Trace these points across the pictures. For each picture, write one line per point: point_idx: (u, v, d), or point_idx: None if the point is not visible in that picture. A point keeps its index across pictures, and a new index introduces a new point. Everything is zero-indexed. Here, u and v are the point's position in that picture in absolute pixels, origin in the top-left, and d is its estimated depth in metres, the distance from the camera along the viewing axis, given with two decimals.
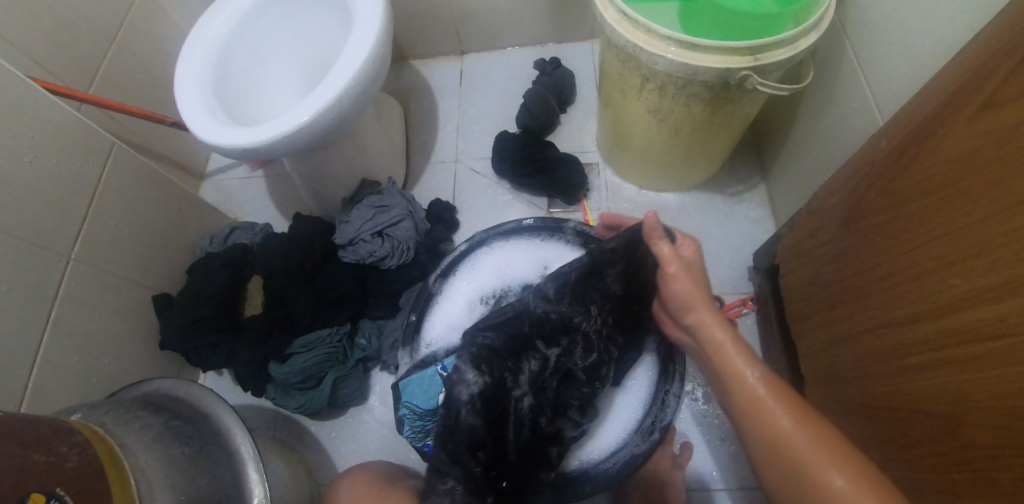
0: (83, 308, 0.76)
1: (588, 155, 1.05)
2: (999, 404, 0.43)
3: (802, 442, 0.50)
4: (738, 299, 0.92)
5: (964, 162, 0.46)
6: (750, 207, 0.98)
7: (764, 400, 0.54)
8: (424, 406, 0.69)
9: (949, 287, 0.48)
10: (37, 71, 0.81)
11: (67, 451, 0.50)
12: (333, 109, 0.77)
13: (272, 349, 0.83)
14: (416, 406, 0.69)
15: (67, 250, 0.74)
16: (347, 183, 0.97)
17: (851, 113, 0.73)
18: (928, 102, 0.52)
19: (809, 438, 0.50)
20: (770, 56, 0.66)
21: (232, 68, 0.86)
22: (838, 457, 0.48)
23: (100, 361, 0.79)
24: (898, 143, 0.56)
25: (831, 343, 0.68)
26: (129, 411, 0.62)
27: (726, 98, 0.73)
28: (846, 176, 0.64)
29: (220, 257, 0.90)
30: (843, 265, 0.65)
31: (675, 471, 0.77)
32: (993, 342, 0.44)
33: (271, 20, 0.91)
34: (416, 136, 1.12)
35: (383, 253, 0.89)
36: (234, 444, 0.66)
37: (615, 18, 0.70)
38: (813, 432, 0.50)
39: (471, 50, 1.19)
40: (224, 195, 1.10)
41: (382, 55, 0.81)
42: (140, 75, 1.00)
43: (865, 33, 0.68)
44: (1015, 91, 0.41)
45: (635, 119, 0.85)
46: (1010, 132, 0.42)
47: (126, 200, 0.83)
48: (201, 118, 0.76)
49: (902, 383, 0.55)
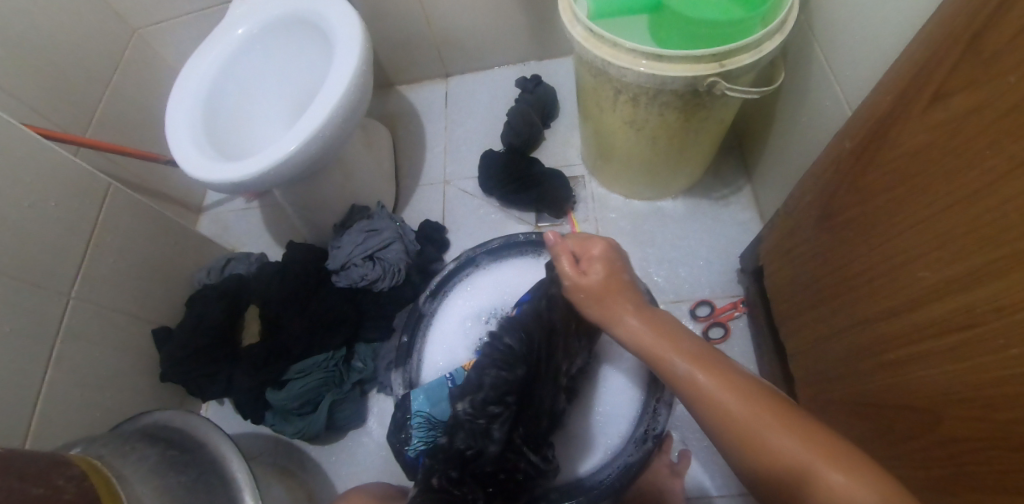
0: (85, 345, 0.79)
1: (574, 169, 1.06)
2: (975, 394, 0.43)
3: (798, 450, 0.44)
4: (729, 302, 0.92)
5: (922, 154, 0.47)
6: (736, 209, 0.99)
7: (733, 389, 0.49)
8: (439, 413, 0.72)
9: (917, 279, 0.49)
10: (37, 119, 0.85)
11: (63, 484, 0.51)
12: (317, 138, 0.79)
13: (268, 376, 0.84)
14: (430, 414, 0.71)
15: (67, 289, 0.77)
16: (337, 210, 0.99)
17: (823, 112, 0.73)
18: (884, 97, 0.52)
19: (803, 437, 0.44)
20: (736, 61, 0.67)
21: (221, 106, 0.90)
22: (797, 432, 0.45)
23: (102, 395, 0.81)
24: (860, 139, 0.56)
25: (816, 341, 0.68)
26: (126, 443, 0.63)
27: (698, 105, 0.75)
28: (817, 175, 0.65)
29: (217, 288, 0.92)
30: (821, 264, 0.65)
31: (674, 479, 0.77)
32: (961, 331, 0.44)
33: (258, 57, 0.95)
34: (404, 160, 1.14)
35: (374, 276, 0.91)
36: (229, 471, 0.67)
37: (583, 35, 0.72)
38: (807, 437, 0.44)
39: (455, 72, 1.22)
40: (221, 228, 1.13)
41: (362, 83, 0.83)
42: (136, 117, 1.04)
43: (828, 33, 0.70)
44: (961, 82, 0.42)
45: (614, 131, 0.86)
46: (963, 122, 0.42)
47: (123, 238, 0.86)
48: (191, 155, 0.79)
49: (882, 378, 0.55)
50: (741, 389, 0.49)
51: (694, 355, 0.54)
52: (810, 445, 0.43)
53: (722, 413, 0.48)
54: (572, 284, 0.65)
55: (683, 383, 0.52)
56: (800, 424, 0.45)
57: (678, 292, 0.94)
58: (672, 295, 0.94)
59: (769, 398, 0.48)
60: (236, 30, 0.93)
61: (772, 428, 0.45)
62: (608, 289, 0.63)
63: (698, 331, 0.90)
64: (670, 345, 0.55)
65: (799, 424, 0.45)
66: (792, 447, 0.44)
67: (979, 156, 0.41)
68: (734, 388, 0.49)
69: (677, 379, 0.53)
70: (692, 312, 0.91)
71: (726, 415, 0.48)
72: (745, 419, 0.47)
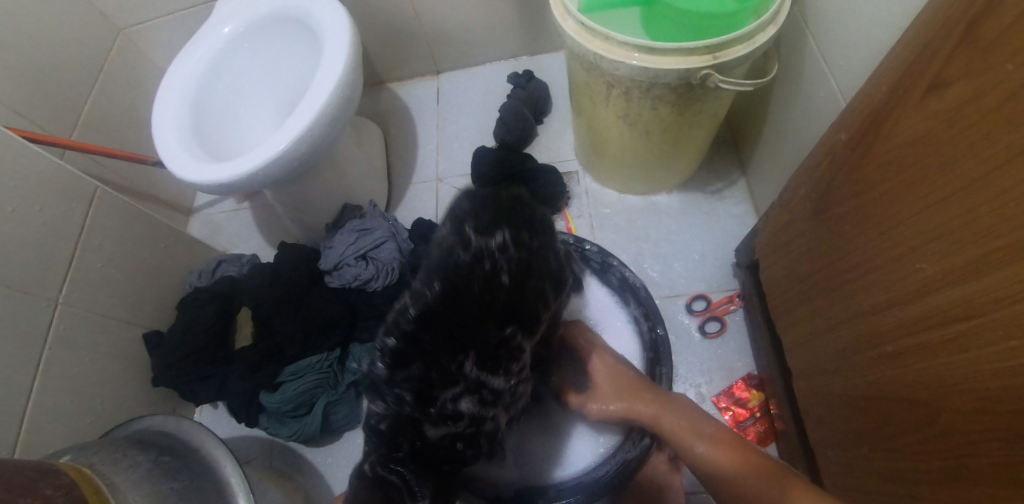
0: (74, 351, 0.78)
1: (567, 164, 1.06)
2: (974, 387, 0.43)
3: (733, 468, 0.58)
4: (725, 297, 0.91)
5: (918, 145, 0.47)
6: (731, 203, 0.98)
7: (682, 431, 0.63)
8: None
9: (915, 272, 0.49)
10: (20, 122, 0.83)
11: (52, 494, 0.50)
12: (307, 137, 0.78)
13: (262, 379, 0.84)
14: None
15: (55, 294, 0.76)
16: (329, 209, 0.98)
17: (817, 103, 0.73)
18: (879, 87, 0.52)
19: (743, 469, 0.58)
20: (729, 53, 0.67)
21: (209, 106, 0.88)
22: (732, 453, 0.59)
23: (92, 401, 0.80)
24: (855, 130, 0.56)
25: (812, 334, 0.67)
26: (118, 450, 0.63)
27: (691, 98, 0.74)
28: (812, 167, 0.64)
29: (208, 291, 0.90)
30: (817, 257, 0.64)
31: (672, 474, 0.77)
32: (960, 324, 0.44)
33: (245, 55, 0.93)
34: (396, 158, 1.13)
35: (367, 276, 0.90)
36: (224, 476, 0.66)
37: (574, 29, 0.71)
38: (751, 467, 0.57)
39: (446, 69, 1.21)
40: (212, 229, 1.12)
41: (352, 80, 0.82)
42: (123, 119, 1.02)
43: (821, 24, 0.69)
44: (957, 72, 0.42)
45: (607, 126, 0.85)
46: (959, 112, 0.42)
47: (110, 241, 0.85)
48: (179, 156, 0.78)
49: (880, 371, 0.55)
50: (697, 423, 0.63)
51: (716, 439, 0.61)
52: (725, 454, 0.60)
53: (700, 458, 0.61)
54: (624, 410, 0.67)
55: (707, 466, 0.60)
56: (731, 444, 0.61)
57: (673, 288, 0.93)
58: (667, 291, 0.93)
59: (716, 431, 0.62)
60: (223, 28, 0.91)
61: (719, 451, 0.60)
62: (669, 409, 0.65)
63: (694, 326, 0.90)
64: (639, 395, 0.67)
65: (748, 455, 0.59)
66: (707, 449, 0.61)
67: (976, 147, 0.40)
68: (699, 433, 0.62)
69: (697, 459, 0.61)
70: (688, 307, 0.91)
71: (682, 436, 0.63)
72: (705, 458, 0.60)
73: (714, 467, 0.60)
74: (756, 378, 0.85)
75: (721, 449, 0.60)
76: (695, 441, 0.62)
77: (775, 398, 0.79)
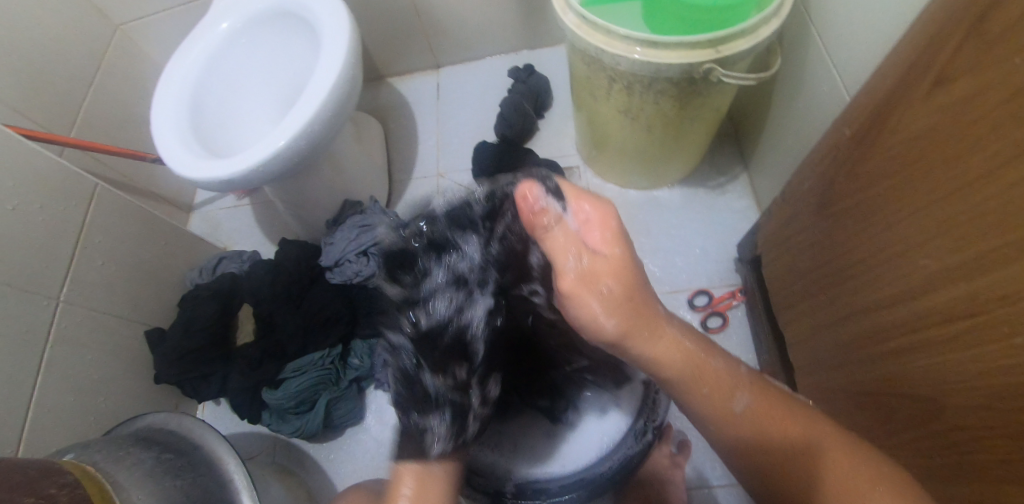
0: (76, 349, 0.78)
1: (568, 159, 1.05)
2: (977, 383, 0.43)
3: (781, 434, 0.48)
4: (727, 292, 0.91)
5: (922, 141, 0.46)
6: (733, 197, 0.98)
7: (711, 376, 0.51)
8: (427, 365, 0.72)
9: (918, 268, 0.48)
10: (18, 119, 0.83)
11: (55, 493, 0.51)
12: (306, 133, 0.77)
13: (264, 375, 0.84)
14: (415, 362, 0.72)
15: (56, 293, 0.76)
16: (329, 206, 0.98)
17: (820, 97, 0.72)
18: (884, 82, 0.51)
19: (783, 423, 0.48)
20: (732, 47, 0.66)
21: (208, 102, 0.88)
22: (773, 411, 0.49)
23: (95, 399, 0.80)
24: (859, 125, 0.55)
25: (815, 330, 0.67)
26: (121, 447, 0.63)
27: (694, 93, 0.73)
28: (815, 162, 0.64)
29: (208, 288, 0.90)
30: (819, 252, 0.64)
31: (673, 469, 0.77)
32: (964, 320, 0.44)
33: (243, 51, 0.93)
34: (396, 153, 1.12)
35: (368, 272, 0.89)
36: (226, 473, 0.66)
37: (575, 22, 0.71)
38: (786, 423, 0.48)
39: (446, 63, 1.20)
40: (212, 226, 1.12)
41: (351, 77, 0.82)
42: (121, 115, 1.02)
43: (825, 18, 0.68)
44: (962, 67, 0.41)
45: (608, 121, 0.85)
46: (965, 108, 0.42)
47: (110, 240, 0.85)
48: (178, 153, 0.77)
49: (882, 367, 0.55)
50: (723, 369, 0.51)
51: (754, 385, 0.51)
52: (769, 415, 0.49)
53: (741, 419, 0.49)
54: (579, 278, 0.51)
55: (747, 429, 0.49)
56: (771, 393, 0.51)
57: (675, 282, 0.93)
58: (669, 286, 0.93)
59: (754, 379, 0.52)
60: (221, 23, 0.91)
61: (764, 412, 0.49)
62: (595, 220, 0.53)
63: (696, 321, 0.90)
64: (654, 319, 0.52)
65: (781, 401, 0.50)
66: (750, 404, 0.50)
67: (982, 142, 0.40)
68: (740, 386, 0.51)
69: (739, 422, 0.49)
70: (690, 302, 0.90)
71: (697, 368, 0.51)
72: (755, 414, 0.49)
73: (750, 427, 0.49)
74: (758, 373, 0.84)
75: (758, 405, 0.50)
76: (734, 395, 0.50)
77: None
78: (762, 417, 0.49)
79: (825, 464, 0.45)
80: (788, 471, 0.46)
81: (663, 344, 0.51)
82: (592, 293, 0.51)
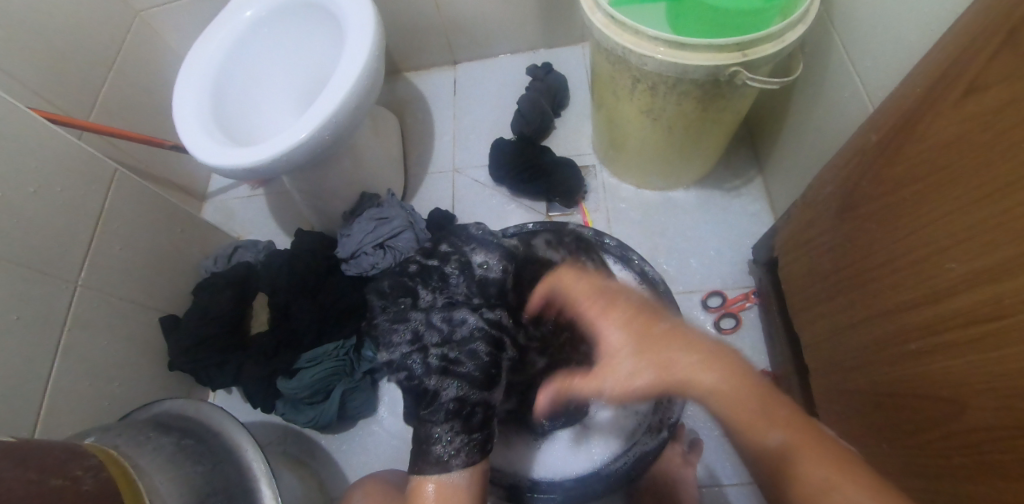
0: (93, 333, 0.77)
1: (584, 158, 1.06)
2: (999, 385, 0.44)
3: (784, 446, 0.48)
4: (740, 293, 0.92)
5: (952, 147, 0.47)
6: (747, 201, 0.99)
7: (754, 417, 0.49)
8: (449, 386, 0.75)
9: (943, 271, 0.49)
10: (38, 102, 0.83)
11: (81, 474, 0.50)
12: (329, 124, 0.78)
13: (280, 365, 0.84)
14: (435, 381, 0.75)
15: (74, 277, 0.76)
16: (346, 198, 0.98)
17: (842, 103, 0.73)
18: (913, 89, 0.52)
19: (805, 444, 0.47)
20: (758, 51, 0.67)
21: (229, 91, 0.88)
22: (792, 427, 0.48)
23: (110, 384, 0.80)
24: (886, 130, 0.56)
25: (832, 332, 0.68)
26: (141, 432, 0.63)
27: (717, 95, 0.74)
28: (838, 166, 0.65)
29: (225, 276, 0.90)
30: (840, 255, 0.65)
31: (686, 467, 0.78)
32: (988, 322, 0.45)
33: (266, 41, 0.93)
34: (412, 147, 1.13)
35: (385, 265, 0.90)
36: (246, 460, 0.66)
37: (603, 22, 0.71)
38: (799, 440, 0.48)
39: (463, 59, 1.20)
40: (226, 215, 1.11)
41: (375, 70, 0.82)
42: (139, 101, 1.02)
43: (850, 25, 0.69)
44: (996, 76, 0.42)
45: (629, 121, 0.86)
46: (996, 115, 0.42)
47: (128, 225, 0.84)
48: (200, 140, 0.77)
49: (901, 368, 0.56)
50: (752, 394, 0.49)
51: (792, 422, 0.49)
52: (794, 437, 0.48)
53: (776, 453, 0.48)
54: (606, 355, 0.55)
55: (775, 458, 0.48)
56: (795, 421, 0.49)
57: (689, 283, 0.94)
58: (683, 286, 0.94)
59: (791, 413, 0.49)
60: (244, 12, 0.91)
61: (803, 450, 0.47)
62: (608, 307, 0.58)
63: (709, 321, 0.91)
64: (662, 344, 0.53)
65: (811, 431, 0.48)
66: (787, 440, 0.48)
67: (1012, 150, 0.41)
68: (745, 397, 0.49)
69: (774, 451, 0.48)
70: (703, 302, 0.91)
71: (726, 407, 0.49)
72: (790, 448, 0.47)
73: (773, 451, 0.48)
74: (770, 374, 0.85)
75: (792, 433, 0.48)
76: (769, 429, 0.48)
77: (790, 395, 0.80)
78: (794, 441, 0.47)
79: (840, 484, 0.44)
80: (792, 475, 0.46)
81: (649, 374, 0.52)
82: (618, 359, 0.54)
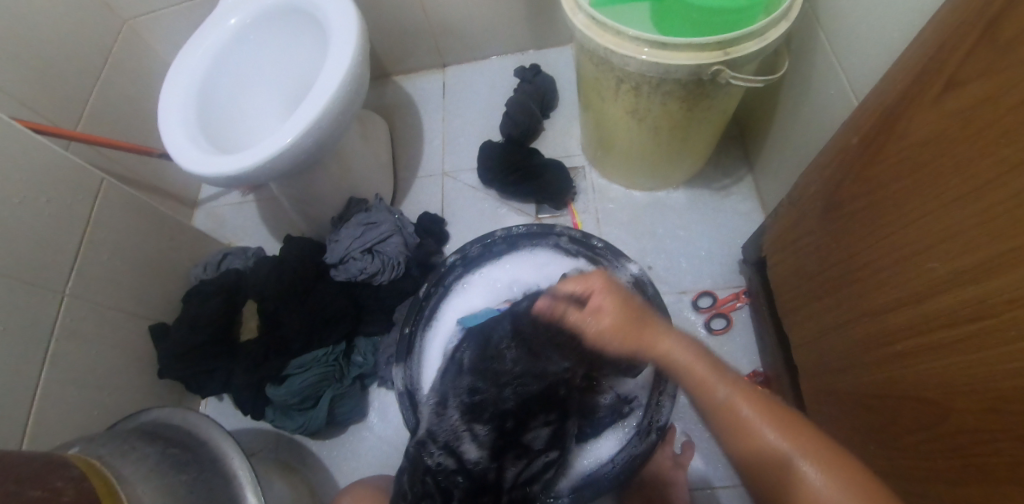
0: (81, 343, 0.78)
1: (574, 159, 1.05)
2: (983, 387, 0.43)
3: (771, 439, 0.47)
4: (730, 294, 0.91)
5: (934, 143, 0.46)
6: (738, 199, 0.98)
7: (701, 368, 0.52)
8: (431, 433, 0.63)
9: (927, 271, 0.48)
10: (27, 114, 0.83)
11: (63, 486, 0.50)
12: (314, 130, 0.77)
13: (268, 371, 0.84)
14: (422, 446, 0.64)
15: (62, 287, 0.76)
16: (335, 203, 0.98)
17: (827, 100, 0.72)
18: (894, 86, 0.51)
19: (747, 402, 0.50)
20: (740, 49, 0.66)
21: (215, 98, 0.88)
22: (773, 415, 0.48)
23: (99, 393, 0.80)
24: (867, 128, 0.56)
25: (820, 332, 0.68)
26: (126, 441, 0.62)
27: (701, 94, 0.73)
28: (823, 165, 0.64)
29: (214, 284, 0.90)
30: (825, 255, 0.65)
31: (675, 470, 0.77)
32: (972, 323, 0.44)
33: (251, 48, 0.93)
34: (402, 152, 1.13)
35: (374, 270, 0.89)
36: (231, 469, 0.65)
37: (585, 23, 0.71)
38: (768, 419, 0.48)
39: (452, 62, 1.20)
40: (217, 222, 1.12)
41: (358, 74, 0.81)
42: (127, 110, 1.02)
43: (834, 20, 0.69)
44: (975, 71, 0.41)
45: (615, 121, 0.85)
46: (975, 112, 0.42)
47: (117, 234, 0.85)
48: (185, 148, 0.77)
49: (889, 369, 0.55)
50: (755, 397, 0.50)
51: (745, 392, 0.51)
52: (768, 423, 0.48)
53: (722, 408, 0.51)
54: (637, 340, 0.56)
55: (731, 421, 0.50)
56: (764, 399, 0.50)
57: (679, 283, 0.93)
58: (674, 287, 0.93)
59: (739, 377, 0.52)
60: (228, 19, 0.91)
61: (751, 413, 0.49)
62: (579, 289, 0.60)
63: (699, 322, 0.90)
64: (654, 330, 0.56)
65: (769, 405, 0.50)
66: (731, 395, 0.50)
67: (993, 147, 0.40)
68: (727, 385, 0.51)
69: (721, 410, 0.50)
70: (693, 303, 0.91)
71: (701, 389, 0.52)
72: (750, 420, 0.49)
73: (739, 424, 0.49)
74: (762, 375, 0.84)
75: (751, 401, 0.50)
76: (740, 406, 0.50)
77: (781, 396, 0.79)
78: (737, 411, 0.50)
79: (807, 458, 0.45)
80: (798, 486, 0.45)
81: (722, 394, 0.51)
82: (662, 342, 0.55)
